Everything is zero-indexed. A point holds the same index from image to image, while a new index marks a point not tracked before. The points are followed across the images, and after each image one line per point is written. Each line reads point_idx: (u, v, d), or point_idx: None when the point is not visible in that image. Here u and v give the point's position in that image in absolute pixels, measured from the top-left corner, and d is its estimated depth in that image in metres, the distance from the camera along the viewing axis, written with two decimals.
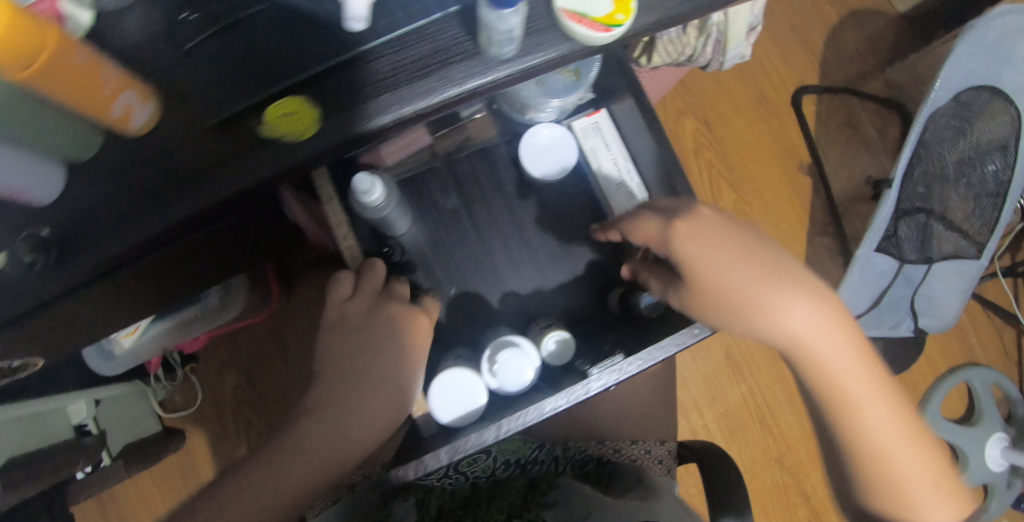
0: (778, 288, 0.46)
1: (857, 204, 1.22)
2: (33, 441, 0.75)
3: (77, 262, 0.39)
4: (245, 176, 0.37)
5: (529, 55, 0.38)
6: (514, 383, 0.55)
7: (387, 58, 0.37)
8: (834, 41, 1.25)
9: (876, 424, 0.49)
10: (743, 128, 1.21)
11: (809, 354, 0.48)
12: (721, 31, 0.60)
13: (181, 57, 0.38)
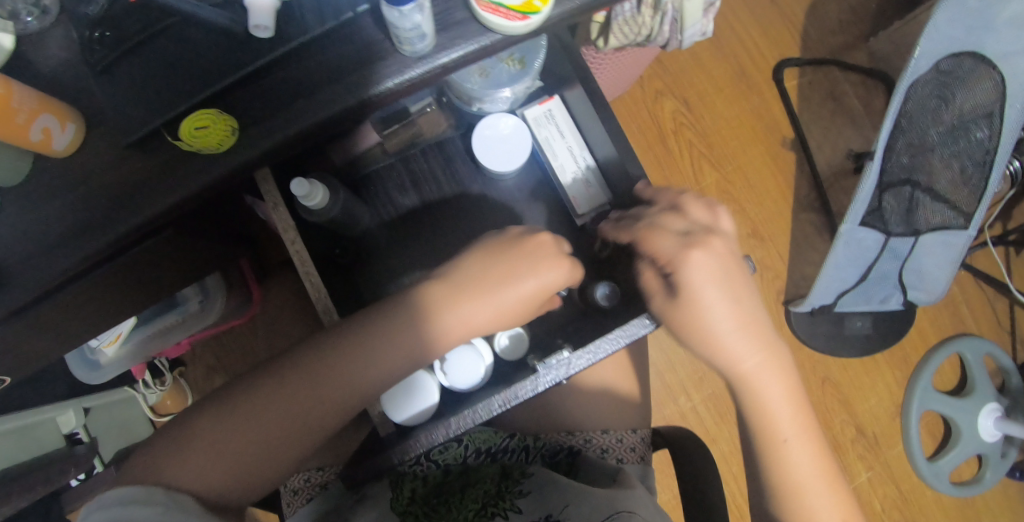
0: (744, 332, 0.52)
1: (844, 179, 1.20)
2: (22, 453, 0.73)
3: (11, 289, 0.37)
4: (165, 196, 0.37)
5: (445, 49, 0.37)
6: (467, 381, 0.58)
7: (302, 63, 0.37)
8: (815, 12, 1.23)
9: (801, 463, 0.55)
10: (723, 106, 1.19)
11: (755, 388, 0.55)
12: (676, 8, 0.59)
13: (97, 78, 0.37)
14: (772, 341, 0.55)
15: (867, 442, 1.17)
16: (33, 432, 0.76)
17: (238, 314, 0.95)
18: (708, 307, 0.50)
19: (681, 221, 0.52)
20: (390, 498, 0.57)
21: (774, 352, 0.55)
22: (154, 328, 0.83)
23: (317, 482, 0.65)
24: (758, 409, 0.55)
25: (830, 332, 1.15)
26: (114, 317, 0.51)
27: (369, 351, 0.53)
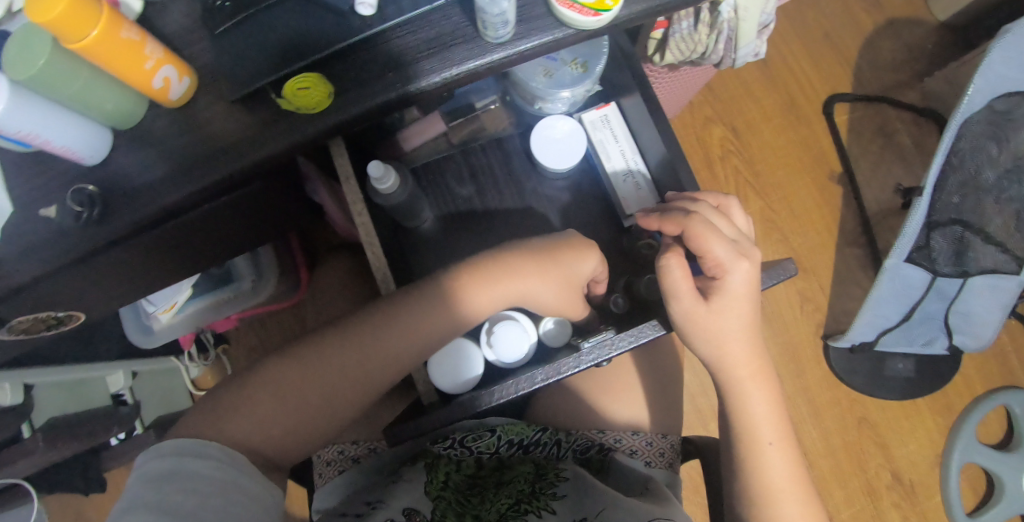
0: (749, 333, 0.54)
1: (892, 216, 1.18)
2: (72, 404, 0.82)
3: (117, 219, 0.43)
4: (262, 147, 0.43)
5: (523, 39, 0.43)
6: (511, 354, 0.61)
7: (397, 40, 0.43)
8: (869, 49, 1.24)
9: (781, 471, 0.54)
10: (771, 136, 1.20)
11: (742, 390, 0.55)
12: (732, 27, 0.61)
13: (215, 40, 0.43)
14: (765, 352, 0.56)
15: (904, 490, 1.12)
16: (78, 391, 0.84)
17: (284, 298, 0.99)
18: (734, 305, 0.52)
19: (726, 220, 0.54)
20: (424, 480, 0.57)
21: (762, 363, 0.55)
22: (209, 300, 0.88)
23: (351, 456, 0.65)
24: (746, 416, 0.55)
25: (869, 371, 1.12)
26: (195, 262, 0.58)
27: (422, 310, 0.57)
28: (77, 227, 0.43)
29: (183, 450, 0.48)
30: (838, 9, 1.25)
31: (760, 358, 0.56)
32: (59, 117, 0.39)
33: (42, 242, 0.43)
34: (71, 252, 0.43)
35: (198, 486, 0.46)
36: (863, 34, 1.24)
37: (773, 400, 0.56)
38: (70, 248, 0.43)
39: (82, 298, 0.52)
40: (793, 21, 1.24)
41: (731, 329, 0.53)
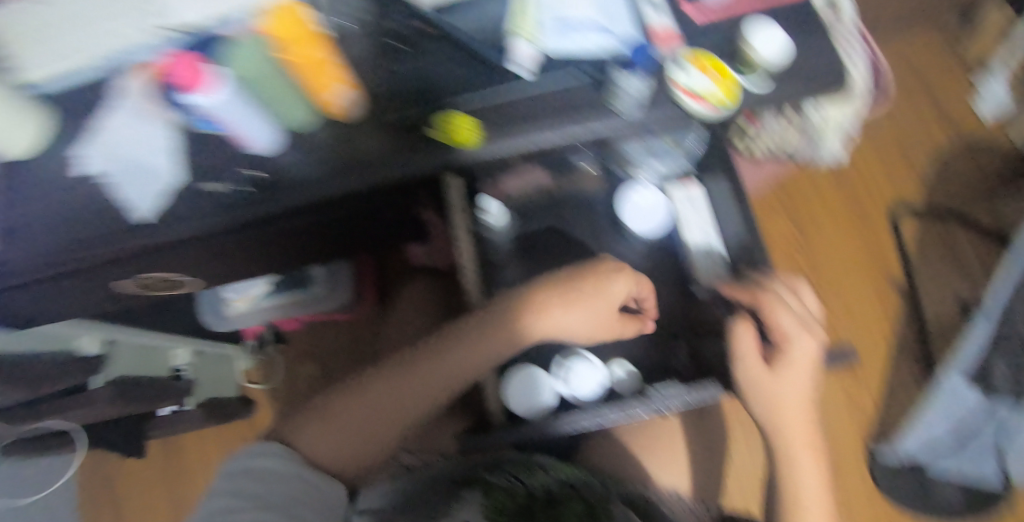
0: (806, 403, 0.56)
1: (953, 332, 1.16)
2: (140, 368, 0.88)
3: (274, 203, 0.49)
4: (404, 167, 0.49)
5: (638, 114, 0.50)
6: (586, 391, 0.68)
7: (536, 101, 0.50)
8: (943, 165, 1.26)
9: None
10: (834, 236, 1.23)
11: (795, 466, 0.56)
12: (818, 129, 0.67)
13: (389, 77, 0.52)
14: (818, 434, 0.58)
15: None
16: (147, 355, 0.90)
17: (346, 310, 1.05)
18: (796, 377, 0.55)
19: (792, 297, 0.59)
20: (481, 500, 0.55)
21: (813, 442, 0.57)
22: (284, 299, 0.96)
23: (405, 463, 0.69)
24: (794, 491, 0.56)
25: (913, 490, 1.08)
26: (308, 255, 0.63)
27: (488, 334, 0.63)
28: (239, 202, 0.49)
29: (256, 453, 0.52)
30: (915, 122, 1.28)
31: (813, 431, 0.57)
32: (250, 109, 0.48)
33: (203, 211, 0.49)
34: (223, 223, 0.49)
35: (265, 489, 0.50)
36: (937, 149, 1.27)
37: (823, 477, 0.57)
38: (223, 219, 0.49)
39: (214, 268, 0.59)
40: (870, 129, 1.29)
41: (789, 394, 0.55)
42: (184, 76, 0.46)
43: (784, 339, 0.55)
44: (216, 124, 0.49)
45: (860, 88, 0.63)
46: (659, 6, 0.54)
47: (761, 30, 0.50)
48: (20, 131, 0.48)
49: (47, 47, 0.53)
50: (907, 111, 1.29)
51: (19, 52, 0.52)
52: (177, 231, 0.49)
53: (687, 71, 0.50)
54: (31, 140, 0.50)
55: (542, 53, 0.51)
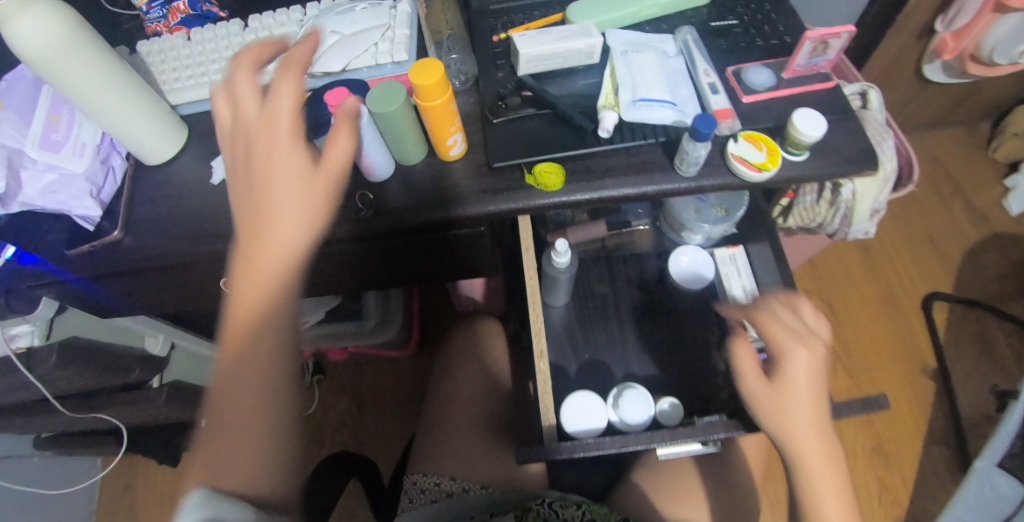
0: (818, 424, 0.53)
1: (986, 426, 1.16)
2: (192, 376, 0.98)
3: (376, 222, 0.54)
4: (491, 204, 0.53)
5: (707, 178, 0.53)
6: (635, 419, 0.59)
7: (613, 158, 0.54)
8: (973, 258, 1.32)
9: None
10: (867, 318, 1.26)
11: (818, 491, 0.53)
12: (849, 208, 0.73)
13: (485, 125, 0.56)
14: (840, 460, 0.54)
15: None
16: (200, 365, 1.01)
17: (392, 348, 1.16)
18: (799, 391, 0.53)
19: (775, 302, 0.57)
20: None
21: (836, 467, 0.53)
22: (334, 328, 1.04)
23: (445, 489, 0.72)
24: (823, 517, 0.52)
25: None
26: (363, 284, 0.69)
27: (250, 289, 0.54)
28: (345, 217, 0.55)
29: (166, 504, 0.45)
30: (944, 218, 1.36)
31: (833, 456, 0.54)
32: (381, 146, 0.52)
33: None
34: (325, 233, 0.55)
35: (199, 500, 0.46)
36: (967, 244, 1.33)
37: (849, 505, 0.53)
38: (327, 229, 0.55)
39: (299, 283, 0.66)
40: (899, 220, 1.36)
41: (796, 416, 0.52)
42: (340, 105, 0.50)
43: (784, 359, 0.53)
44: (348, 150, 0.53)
45: (885, 170, 0.71)
46: (716, 84, 0.56)
47: (806, 112, 0.53)
48: (168, 145, 0.63)
49: (190, 78, 0.66)
50: (936, 206, 1.38)
51: (171, 76, 0.66)
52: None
53: (738, 140, 0.53)
54: (171, 152, 0.64)
55: (621, 119, 0.54)
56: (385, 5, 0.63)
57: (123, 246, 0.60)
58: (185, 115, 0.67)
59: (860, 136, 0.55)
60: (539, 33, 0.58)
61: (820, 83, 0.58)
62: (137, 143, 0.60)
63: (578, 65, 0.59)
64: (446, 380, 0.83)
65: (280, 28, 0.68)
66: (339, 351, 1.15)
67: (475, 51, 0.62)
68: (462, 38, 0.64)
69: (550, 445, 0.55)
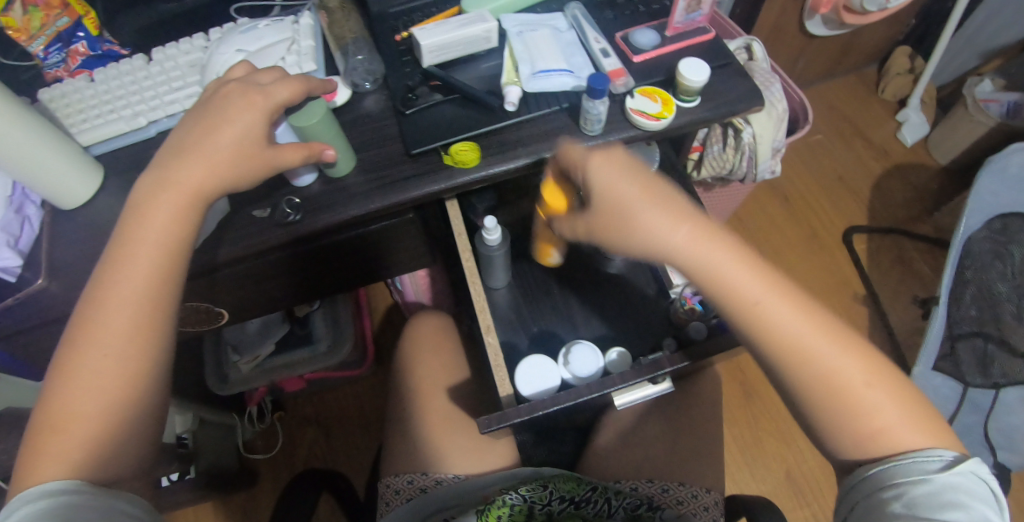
0: (684, 225, 0.49)
1: (918, 337, 1.25)
2: None
3: (308, 224, 0.57)
4: (412, 188, 0.56)
5: (610, 133, 0.57)
6: (587, 371, 0.63)
7: (524, 129, 0.58)
8: (881, 189, 1.43)
9: (840, 367, 0.46)
10: (795, 259, 1.35)
11: (870, 408, 0.46)
12: (752, 150, 0.79)
13: (400, 117, 0.59)
14: (849, 333, 0.48)
15: None
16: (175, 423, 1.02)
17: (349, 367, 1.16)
18: (769, 312, 0.47)
19: (670, 198, 0.50)
20: None
21: (851, 354, 0.47)
22: (288, 358, 1.05)
23: (419, 485, 0.73)
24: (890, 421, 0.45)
25: None
26: (296, 289, 0.71)
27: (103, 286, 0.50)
28: (274, 224, 0.57)
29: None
30: (849, 157, 1.47)
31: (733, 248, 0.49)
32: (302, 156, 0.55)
33: (250, 232, 0.57)
34: (256, 242, 0.57)
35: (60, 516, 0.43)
36: (873, 177, 1.44)
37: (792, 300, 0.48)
38: (257, 238, 0.57)
39: (235, 296, 0.67)
40: (810, 166, 1.46)
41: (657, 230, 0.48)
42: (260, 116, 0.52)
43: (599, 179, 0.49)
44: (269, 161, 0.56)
45: (776, 111, 0.78)
46: (607, 48, 0.60)
47: (691, 61, 0.58)
48: (85, 185, 0.62)
49: (98, 117, 0.67)
50: (841, 148, 1.49)
51: (78, 119, 0.66)
52: (212, 252, 0.56)
53: (634, 96, 0.58)
54: (90, 191, 0.63)
55: (524, 92, 0.59)
56: (287, 21, 0.68)
57: (48, 292, 0.59)
58: (100, 154, 0.66)
59: (743, 78, 0.61)
60: (436, 24, 0.60)
61: (699, 36, 0.62)
62: (52, 187, 0.60)
63: (480, 50, 0.62)
64: (407, 379, 0.83)
65: (185, 56, 0.71)
66: (296, 380, 1.14)
67: (378, 50, 0.64)
68: (367, 41, 0.65)
69: (509, 410, 0.57)
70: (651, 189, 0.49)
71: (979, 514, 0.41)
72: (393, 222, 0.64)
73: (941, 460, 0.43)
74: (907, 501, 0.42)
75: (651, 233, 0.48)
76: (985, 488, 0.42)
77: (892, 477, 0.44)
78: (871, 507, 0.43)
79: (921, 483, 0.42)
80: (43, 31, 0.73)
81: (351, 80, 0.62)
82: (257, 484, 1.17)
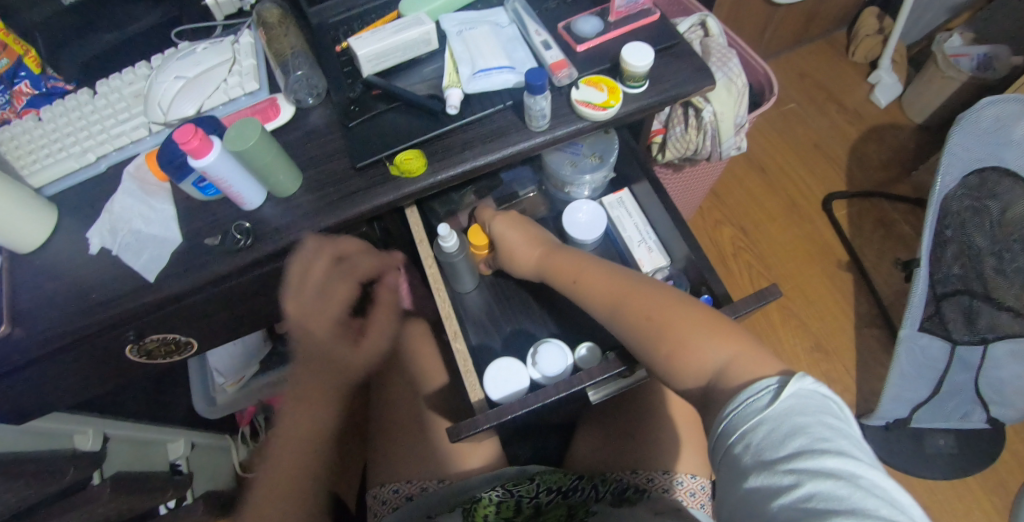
0: (525, 239, 0.69)
1: (904, 298, 1.25)
2: (137, 463, 0.93)
3: (261, 248, 0.56)
4: (359, 203, 0.55)
5: (558, 128, 0.56)
6: (555, 369, 0.63)
7: (469, 131, 0.57)
8: (857, 153, 1.42)
9: (636, 310, 0.57)
10: (777, 231, 1.34)
11: (662, 332, 0.53)
12: (714, 128, 0.78)
13: (345, 131, 0.58)
14: (654, 287, 0.58)
15: None
16: (148, 448, 0.95)
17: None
18: (580, 282, 0.63)
19: (537, 231, 0.71)
20: None
21: (651, 299, 0.57)
22: (272, 377, 1.04)
23: (404, 494, 0.72)
24: (674, 342, 0.52)
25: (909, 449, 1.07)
26: (265, 313, 0.70)
27: None
28: (229, 252, 0.57)
29: None
30: (824, 124, 1.46)
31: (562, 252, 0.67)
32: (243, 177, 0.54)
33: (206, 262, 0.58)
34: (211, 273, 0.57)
35: None
36: (849, 142, 1.43)
37: (602, 273, 0.62)
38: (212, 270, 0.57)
39: (202, 325, 0.66)
40: (786, 136, 1.45)
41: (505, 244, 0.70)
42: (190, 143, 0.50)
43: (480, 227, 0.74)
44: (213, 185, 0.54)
45: (736, 87, 0.77)
46: (548, 41, 0.59)
47: (633, 46, 0.56)
48: (36, 226, 0.60)
49: (47, 157, 0.65)
50: (815, 115, 1.47)
51: (27, 160, 0.65)
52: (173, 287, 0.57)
53: (579, 87, 0.57)
54: (45, 233, 0.62)
55: (466, 93, 0.57)
56: (227, 42, 0.66)
57: (12, 339, 0.58)
58: (52, 195, 0.65)
59: (690, 59, 0.60)
60: (374, 31, 0.59)
61: (644, 19, 0.61)
62: (3, 231, 0.58)
63: (421, 53, 0.61)
64: (390, 389, 0.83)
65: (129, 86, 0.69)
66: (283, 397, 1.13)
67: (320, 64, 0.63)
68: (308, 55, 0.64)
69: (478, 416, 0.57)
70: (513, 218, 0.71)
71: (821, 430, 0.40)
72: (348, 238, 0.63)
73: (769, 392, 0.43)
74: (754, 449, 0.41)
75: (509, 249, 0.70)
76: (819, 401, 0.42)
77: (737, 431, 0.43)
78: (736, 459, 0.42)
79: (761, 425, 0.42)
80: None
81: (293, 96, 0.61)
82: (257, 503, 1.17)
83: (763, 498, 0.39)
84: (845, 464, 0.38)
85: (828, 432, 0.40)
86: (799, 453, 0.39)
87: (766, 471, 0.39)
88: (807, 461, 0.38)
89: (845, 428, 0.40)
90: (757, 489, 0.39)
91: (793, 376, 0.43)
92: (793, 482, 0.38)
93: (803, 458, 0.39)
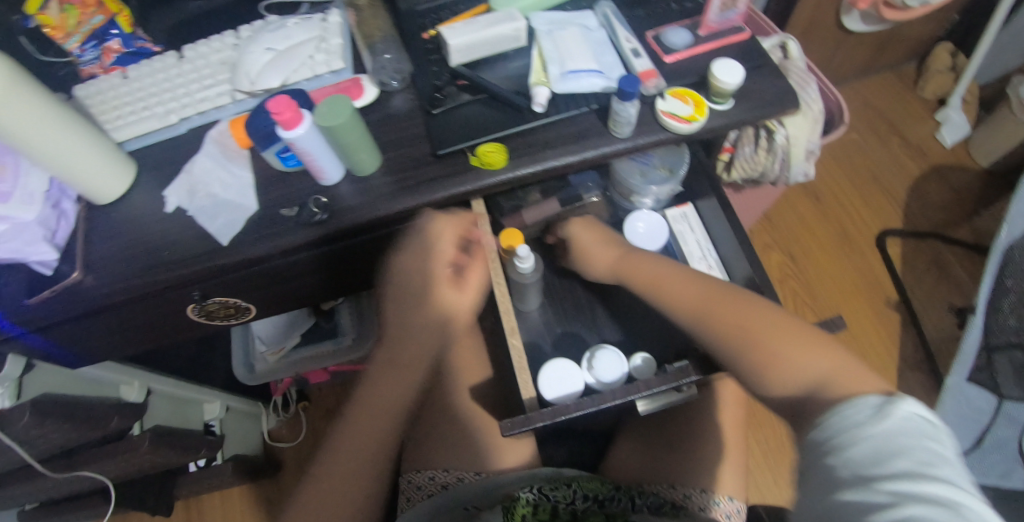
0: (600, 238, 0.70)
1: (952, 345, 1.22)
2: (176, 420, 0.95)
3: (336, 223, 0.57)
4: (437, 188, 0.56)
5: (641, 136, 0.56)
6: (611, 375, 0.64)
7: (551, 130, 0.57)
8: (917, 190, 1.38)
9: (720, 319, 0.57)
10: (826, 262, 1.31)
11: (751, 341, 0.54)
12: (785, 152, 0.76)
13: (429, 118, 0.59)
14: (739, 297, 0.58)
15: None
16: (185, 407, 0.98)
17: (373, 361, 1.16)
18: (659, 286, 0.64)
19: (610, 233, 0.71)
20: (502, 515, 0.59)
21: (740, 307, 0.57)
22: (312, 351, 1.06)
23: (440, 482, 0.72)
24: (765, 353, 0.53)
25: None
26: (324, 291, 0.72)
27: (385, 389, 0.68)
28: (304, 223, 0.58)
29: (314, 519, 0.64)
30: (885, 157, 1.43)
31: (640, 253, 0.68)
32: (327, 152, 0.55)
33: (280, 231, 0.59)
34: (284, 242, 0.59)
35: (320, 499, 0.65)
36: (910, 178, 1.39)
37: (683, 278, 0.62)
38: (285, 238, 0.59)
39: (261, 294, 0.68)
40: (844, 166, 1.42)
41: (580, 243, 0.70)
42: (285, 114, 0.51)
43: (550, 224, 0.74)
44: (297, 157, 0.55)
45: (812, 112, 0.75)
46: (638, 49, 0.59)
47: (724, 63, 0.56)
48: (120, 180, 0.63)
49: (132, 114, 0.67)
50: (877, 147, 1.44)
51: (113, 115, 0.67)
52: (249, 251, 0.59)
53: (665, 98, 0.57)
54: (124, 188, 0.64)
55: (553, 92, 0.58)
56: (316, 20, 0.68)
57: (84, 287, 0.60)
58: (133, 151, 0.67)
59: (778, 79, 0.59)
60: (465, 23, 0.60)
61: (735, 35, 0.61)
62: (86, 183, 0.60)
63: (507, 49, 0.62)
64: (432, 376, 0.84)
65: (215, 54, 0.71)
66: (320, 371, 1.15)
67: (407, 50, 0.64)
68: (395, 40, 0.65)
69: (533, 414, 0.57)
70: (586, 220, 0.72)
71: (928, 456, 0.39)
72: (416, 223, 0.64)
73: (878, 415, 0.43)
74: (855, 468, 0.40)
75: (583, 248, 0.70)
76: (928, 433, 0.41)
77: (839, 450, 0.42)
78: (834, 475, 0.41)
79: (865, 446, 0.41)
80: (79, 30, 0.71)
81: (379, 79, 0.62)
82: (282, 472, 1.20)
83: (853, 512, 0.37)
84: (948, 490, 0.36)
85: (935, 458, 0.39)
86: (903, 474, 0.38)
87: (862, 485, 0.38)
88: (907, 482, 0.37)
89: (952, 461, 0.39)
90: (851, 502, 0.38)
91: (903, 404, 0.43)
92: (891, 499, 0.37)
93: (905, 478, 0.38)
